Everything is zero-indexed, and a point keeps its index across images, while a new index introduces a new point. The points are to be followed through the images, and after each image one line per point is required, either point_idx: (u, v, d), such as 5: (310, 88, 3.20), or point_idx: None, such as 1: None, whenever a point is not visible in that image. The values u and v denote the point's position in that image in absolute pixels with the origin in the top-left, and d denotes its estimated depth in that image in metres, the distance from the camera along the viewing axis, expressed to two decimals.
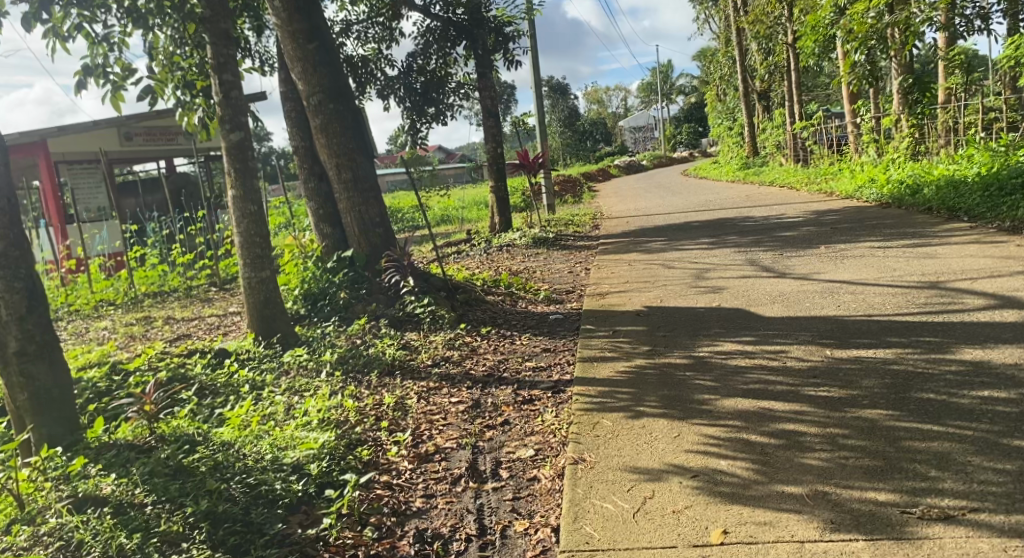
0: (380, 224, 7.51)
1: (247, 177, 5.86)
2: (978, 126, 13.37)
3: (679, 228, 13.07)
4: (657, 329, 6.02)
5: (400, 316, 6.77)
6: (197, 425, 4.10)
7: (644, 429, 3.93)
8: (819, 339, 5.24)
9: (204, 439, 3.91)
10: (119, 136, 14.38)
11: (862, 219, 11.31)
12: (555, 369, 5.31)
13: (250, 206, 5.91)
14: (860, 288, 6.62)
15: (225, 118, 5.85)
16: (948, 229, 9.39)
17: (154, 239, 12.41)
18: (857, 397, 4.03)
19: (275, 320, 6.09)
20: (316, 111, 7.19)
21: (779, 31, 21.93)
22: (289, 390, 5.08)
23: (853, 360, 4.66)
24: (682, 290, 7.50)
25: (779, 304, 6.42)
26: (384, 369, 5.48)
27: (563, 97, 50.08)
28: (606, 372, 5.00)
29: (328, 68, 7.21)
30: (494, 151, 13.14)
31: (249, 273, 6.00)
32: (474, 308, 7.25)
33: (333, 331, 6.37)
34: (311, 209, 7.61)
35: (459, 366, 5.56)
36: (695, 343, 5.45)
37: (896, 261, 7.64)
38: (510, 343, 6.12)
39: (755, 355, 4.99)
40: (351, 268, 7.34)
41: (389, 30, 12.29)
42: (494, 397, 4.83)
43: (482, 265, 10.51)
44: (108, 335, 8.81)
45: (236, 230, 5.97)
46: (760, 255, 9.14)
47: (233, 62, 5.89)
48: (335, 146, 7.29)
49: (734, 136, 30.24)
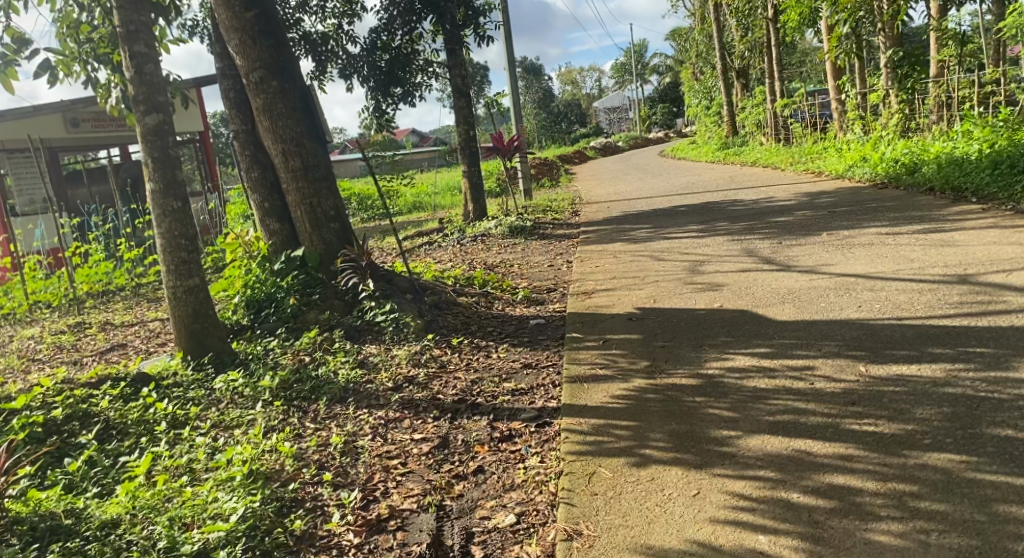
0: (335, 217, 6.60)
1: (169, 167, 4.99)
2: (972, 100, 12.64)
3: (664, 214, 12.26)
4: (654, 338, 5.20)
5: (359, 326, 5.87)
6: (74, 501, 3.22)
7: (655, 484, 3.13)
8: (847, 350, 4.44)
9: (78, 523, 3.09)
10: (64, 123, 13.18)
11: (860, 202, 10.56)
12: (537, 393, 4.46)
13: (173, 201, 5.01)
14: (881, 284, 5.83)
15: (139, 98, 4.90)
16: (957, 211, 8.65)
17: (97, 234, 11.33)
18: (915, 433, 3.22)
19: (207, 336, 5.20)
20: (257, 89, 6.31)
21: (759, 7, 21.12)
22: (214, 429, 4.21)
23: (897, 379, 3.86)
24: (677, 287, 6.69)
25: (790, 304, 5.63)
26: (336, 395, 4.63)
27: (535, 78, 48.68)
28: (599, 399, 4.16)
29: (271, 39, 6.32)
30: (466, 134, 12.22)
31: (173, 282, 5.10)
32: (444, 312, 6.38)
33: (277, 347, 5.43)
34: (256, 202, 6.65)
35: (425, 390, 4.70)
36: (702, 357, 4.63)
37: (911, 250, 6.86)
38: (484, 358, 5.27)
39: (776, 374, 4.18)
40: (302, 270, 6.39)
41: (350, 5, 11.30)
42: (465, 433, 3.98)
43: (455, 259, 9.66)
44: (33, 346, 7.83)
45: (157, 231, 5.04)
46: (757, 244, 8.36)
47: (148, 30, 4.95)
48: (280, 129, 6.38)
49: (711, 114, 29.37)
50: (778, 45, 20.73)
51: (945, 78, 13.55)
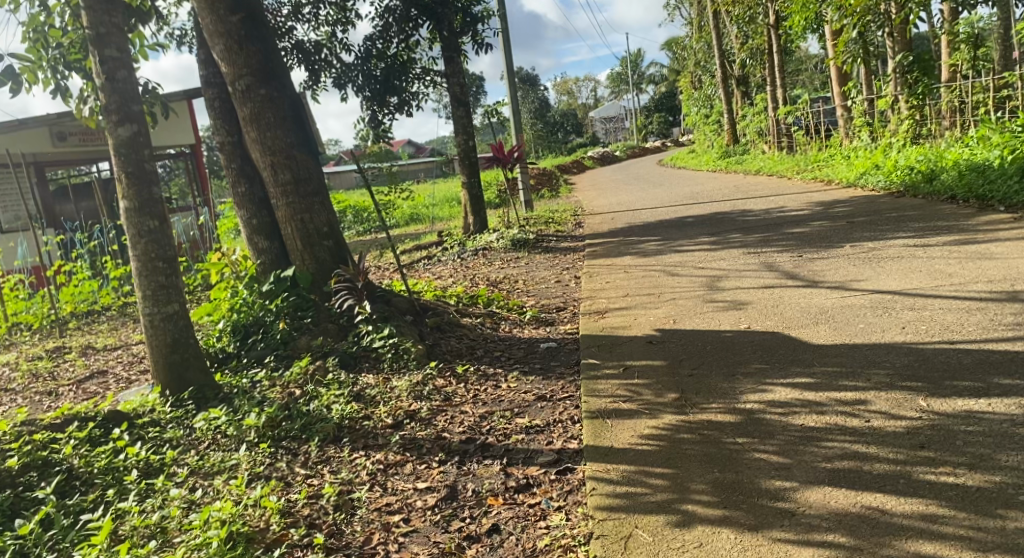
0: (329, 234, 6.14)
1: (145, 184, 4.51)
2: (987, 105, 12.20)
3: (671, 225, 11.79)
4: (679, 365, 4.72)
5: (355, 353, 5.38)
6: None
7: (704, 551, 2.70)
8: (902, 379, 3.97)
9: None
10: (50, 137, 12.64)
11: (879, 211, 10.10)
12: (554, 431, 3.99)
13: (149, 220, 4.53)
14: (921, 303, 5.36)
15: (110, 107, 4.43)
16: (986, 221, 8.18)
17: (82, 252, 10.85)
18: (1006, 487, 2.77)
19: (188, 368, 4.72)
20: (244, 97, 5.89)
21: (761, 13, 20.71)
22: (192, 477, 3.74)
23: (967, 415, 3.39)
24: (698, 306, 6.22)
25: (825, 326, 5.15)
26: (329, 436, 4.17)
27: (530, 89, 48.25)
28: (626, 439, 3.69)
29: (258, 44, 5.91)
30: (465, 145, 11.77)
31: (150, 310, 4.61)
32: (448, 335, 5.90)
33: (265, 379, 4.96)
34: (244, 219, 6.20)
35: (428, 428, 4.22)
36: (738, 389, 4.16)
37: (946, 264, 6.40)
38: (493, 389, 4.79)
39: (826, 411, 3.71)
40: (293, 291, 5.92)
41: (345, 12, 10.91)
42: (476, 481, 3.52)
43: (456, 275, 9.19)
44: (7, 374, 7.33)
45: (131, 252, 4.56)
46: (777, 257, 7.89)
47: (120, 33, 4.50)
48: (269, 140, 5.94)
49: (710, 124, 28.92)
50: (780, 52, 20.29)
51: (957, 82, 13.12)
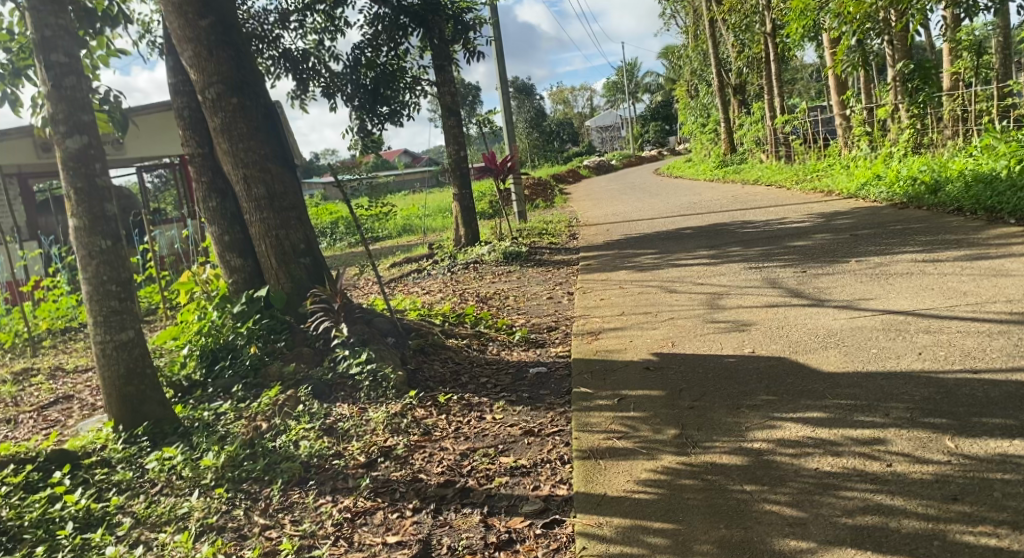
0: (306, 251, 5.77)
1: (96, 200, 4.13)
2: (991, 114, 11.87)
3: (668, 237, 11.44)
4: (679, 395, 4.34)
5: (329, 381, 4.99)
6: None
7: None
8: (925, 415, 3.61)
9: None
10: (36, 147, 12.29)
11: (883, 223, 9.76)
12: (542, 473, 3.61)
13: (101, 240, 4.14)
14: (937, 325, 5.00)
15: (58, 117, 4.07)
16: (997, 234, 7.84)
17: (59, 266, 10.44)
18: None
19: (143, 402, 4.34)
20: (214, 106, 5.52)
21: (757, 21, 20.43)
22: (136, 529, 3.40)
23: (1002, 460, 3.03)
24: (698, 326, 5.85)
25: (835, 351, 4.78)
26: (294, 478, 3.79)
27: (525, 98, 48.01)
28: (621, 486, 3.34)
29: (230, 50, 5.55)
30: (456, 155, 11.42)
31: (102, 337, 4.23)
32: (431, 359, 5.52)
33: (229, 412, 4.57)
34: (214, 235, 5.80)
35: (404, 467, 3.84)
36: (744, 424, 3.79)
37: (960, 281, 6.05)
38: (476, 421, 4.41)
39: (841, 452, 3.34)
40: (266, 313, 5.56)
41: (332, 21, 10.57)
42: (453, 535, 3.17)
43: (444, 291, 8.81)
44: None
45: (81, 276, 4.17)
46: (779, 273, 7.53)
47: (69, 36, 4.14)
48: (241, 152, 5.57)
49: (706, 133, 28.65)
50: (778, 60, 20.00)
51: (960, 90, 12.81)
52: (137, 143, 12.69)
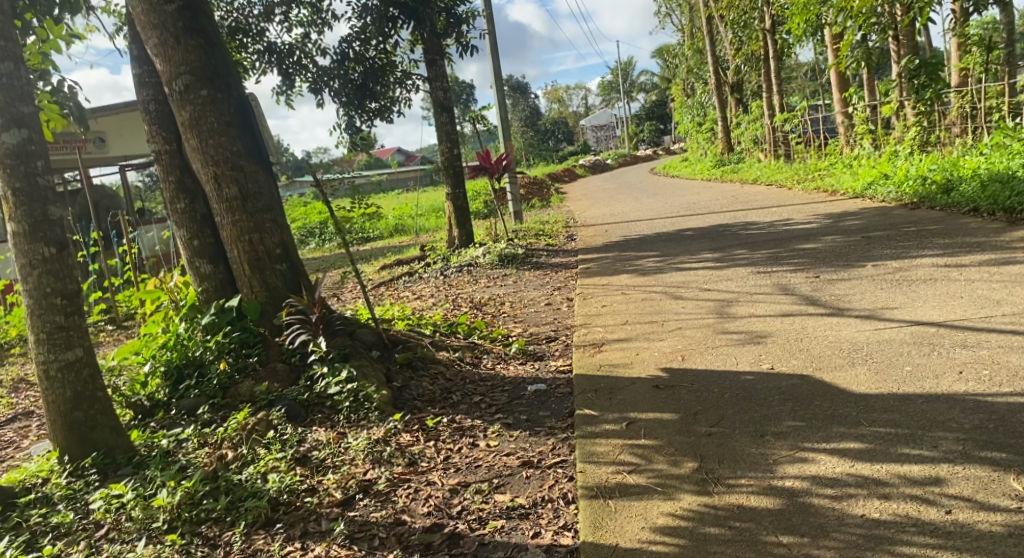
0: (281, 257, 5.27)
1: (36, 201, 3.64)
2: (1001, 110, 11.42)
3: (669, 239, 10.98)
4: (695, 420, 3.88)
5: (307, 401, 4.50)
6: None
7: None
8: (981, 446, 3.16)
9: None
10: None
11: (895, 224, 9.32)
12: (542, 515, 3.16)
13: (45, 247, 3.66)
14: (975, 338, 4.55)
15: None
16: (1020, 237, 7.37)
17: None
18: None
19: (93, 428, 3.86)
20: (181, 99, 5.04)
21: (756, 18, 19.98)
22: None
23: None
24: (710, 338, 5.38)
25: (865, 369, 4.32)
26: (259, 520, 3.32)
27: (520, 98, 47.62)
28: (635, 536, 2.91)
29: (199, 37, 5.08)
30: (449, 153, 10.91)
31: (44, 356, 3.74)
32: (419, 375, 5.03)
33: (192, 439, 4.10)
34: (183, 240, 5.31)
35: (385, 507, 3.36)
36: (772, 455, 3.34)
37: (991, 288, 5.60)
38: (468, 450, 3.92)
39: (889, 494, 2.91)
40: (238, 325, 5.08)
41: (319, 13, 10.08)
42: None
43: (436, 296, 8.33)
44: None
45: (21, 288, 3.69)
46: (791, 278, 7.07)
47: (4, 15, 3.64)
48: (211, 149, 5.08)
49: (703, 132, 28.20)
50: (777, 58, 19.57)
51: (968, 87, 12.34)
52: (120, 141, 12.14)
